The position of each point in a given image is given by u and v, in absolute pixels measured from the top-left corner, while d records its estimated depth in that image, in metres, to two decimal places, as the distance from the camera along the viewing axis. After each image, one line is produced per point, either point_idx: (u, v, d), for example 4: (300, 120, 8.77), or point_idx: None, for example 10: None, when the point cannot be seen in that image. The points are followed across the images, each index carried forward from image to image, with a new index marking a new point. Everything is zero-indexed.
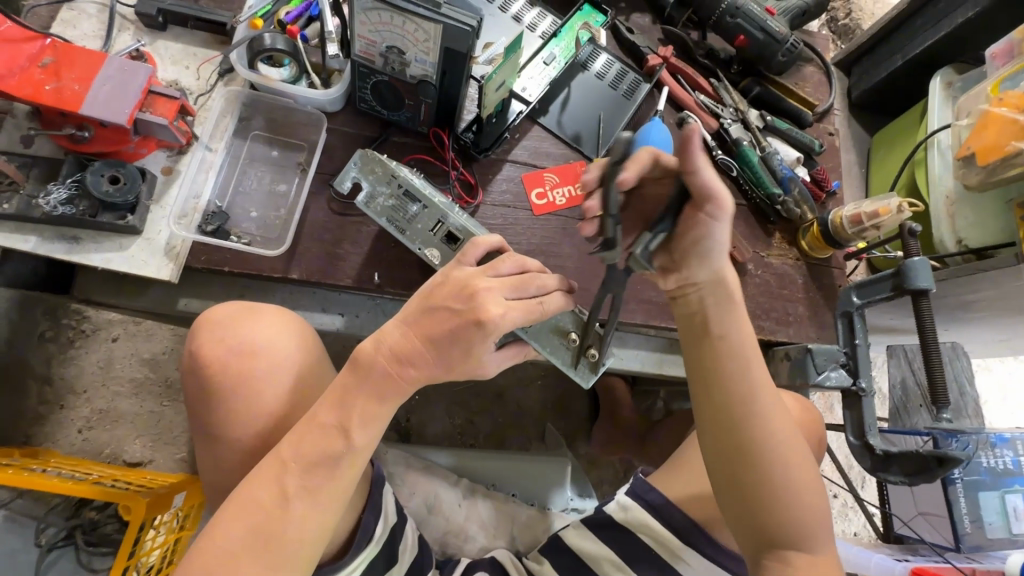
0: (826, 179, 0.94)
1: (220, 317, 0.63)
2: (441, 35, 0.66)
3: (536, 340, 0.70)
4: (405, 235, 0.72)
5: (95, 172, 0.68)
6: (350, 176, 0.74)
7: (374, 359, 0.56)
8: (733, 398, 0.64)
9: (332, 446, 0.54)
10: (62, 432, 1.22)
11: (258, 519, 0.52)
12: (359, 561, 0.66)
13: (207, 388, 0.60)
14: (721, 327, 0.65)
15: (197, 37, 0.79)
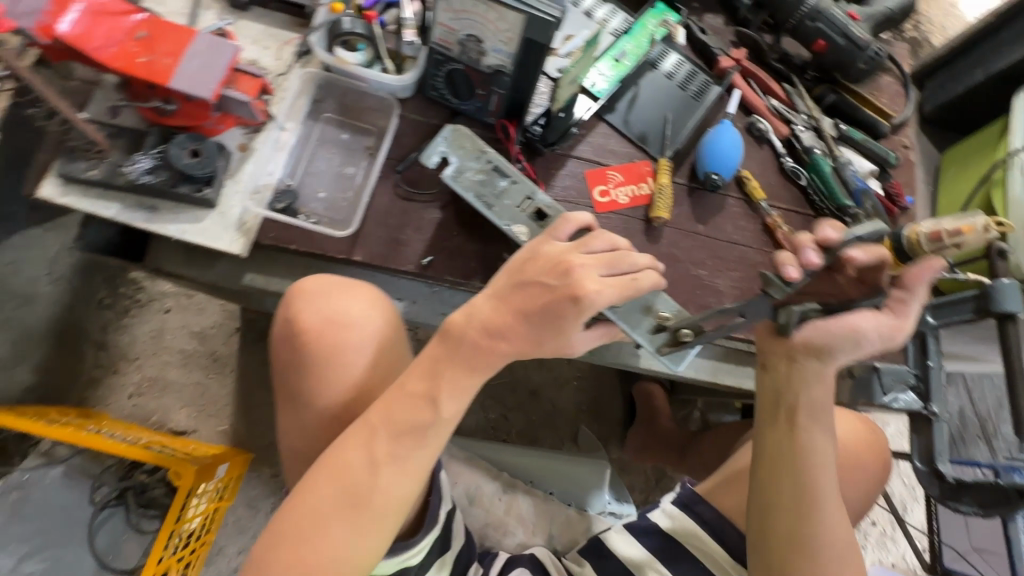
0: (899, 194, 0.90)
1: (313, 289, 0.64)
2: (523, 25, 0.66)
3: (623, 319, 0.71)
4: (493, 210, 0.76)
5: (178, 145, 0.69)
6: (439, 151, 0.79)
7: (465, 330, 0.58)
8: (800, 477, 0.65)
9: (420, 414, 0.56)
10: (113, 396, 1.26)
11: (343, 483, 0.54)
12: (428, 540, 0.67)
13: (300, 356, 0.62)
14: (811, 395, 0.66)
15: (277, 19, 0.81)
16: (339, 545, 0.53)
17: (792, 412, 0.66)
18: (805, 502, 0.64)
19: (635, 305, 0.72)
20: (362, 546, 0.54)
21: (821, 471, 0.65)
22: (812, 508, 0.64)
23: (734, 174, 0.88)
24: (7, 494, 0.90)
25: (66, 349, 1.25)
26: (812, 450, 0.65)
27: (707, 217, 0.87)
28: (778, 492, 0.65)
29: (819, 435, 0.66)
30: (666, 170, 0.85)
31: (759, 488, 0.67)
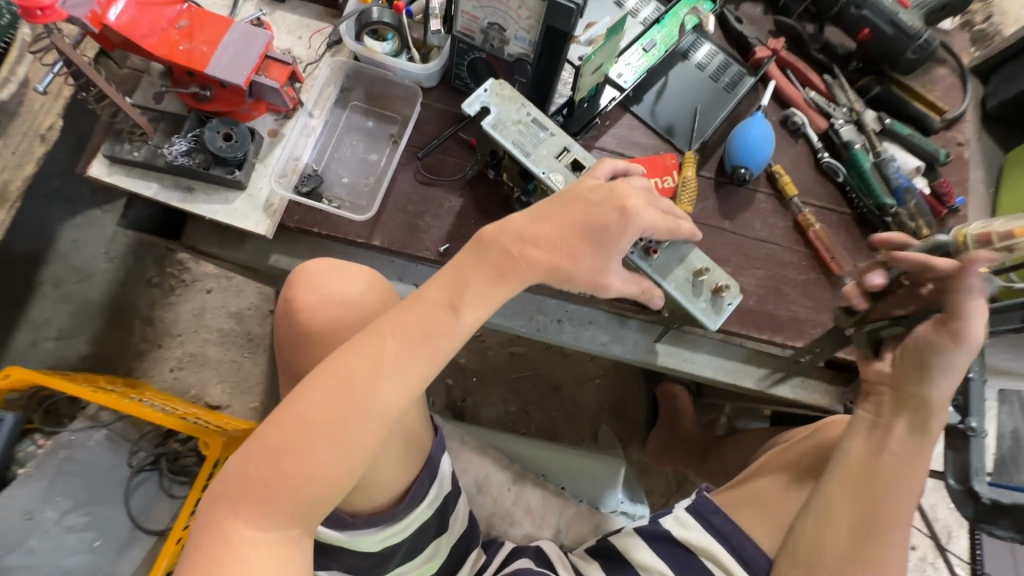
0: (948, 193, 0.83)
1: (311, 271, 0.66)
2: (544, 12, 0.66)
3: (659, 274, 0.71)
4: (529, 158, 0.71)
5: (212, 129, 0.73)
6: (480, 101, 0.71)
7: (496, 239, 0.57)
8: (888, 500, 0.70)
9: (442, 319, 0.54)
10: (156, 369, 1.34)
11: (344, 387, 0.51)
12: (412, 517, 0.71)
13: (302, 333, 0.64)
14: (924, 424, 0.68)
15: (311, 9, 0.83)
16: (322, 462, 0.51)
17: (892, 442, 0.70)
18: (880, 519, 0.69)
19: (677, 248, 0.72)
20: (345, 468, 0.52)
21: (901, 495, 0.70)
22: (886, 524, 0.69)
23: (765, 169, 0.85)
24: (54, 452, 0.96)
25: (118, 323, 1.35)
26: (899, 475, 0.70)
27: (734, 214, 0.84)
28: (864, 505, 0.70)
29: (910, 464, 0.70)
30: (692, 163, 0.82)
31: (828, 491, 0.71)
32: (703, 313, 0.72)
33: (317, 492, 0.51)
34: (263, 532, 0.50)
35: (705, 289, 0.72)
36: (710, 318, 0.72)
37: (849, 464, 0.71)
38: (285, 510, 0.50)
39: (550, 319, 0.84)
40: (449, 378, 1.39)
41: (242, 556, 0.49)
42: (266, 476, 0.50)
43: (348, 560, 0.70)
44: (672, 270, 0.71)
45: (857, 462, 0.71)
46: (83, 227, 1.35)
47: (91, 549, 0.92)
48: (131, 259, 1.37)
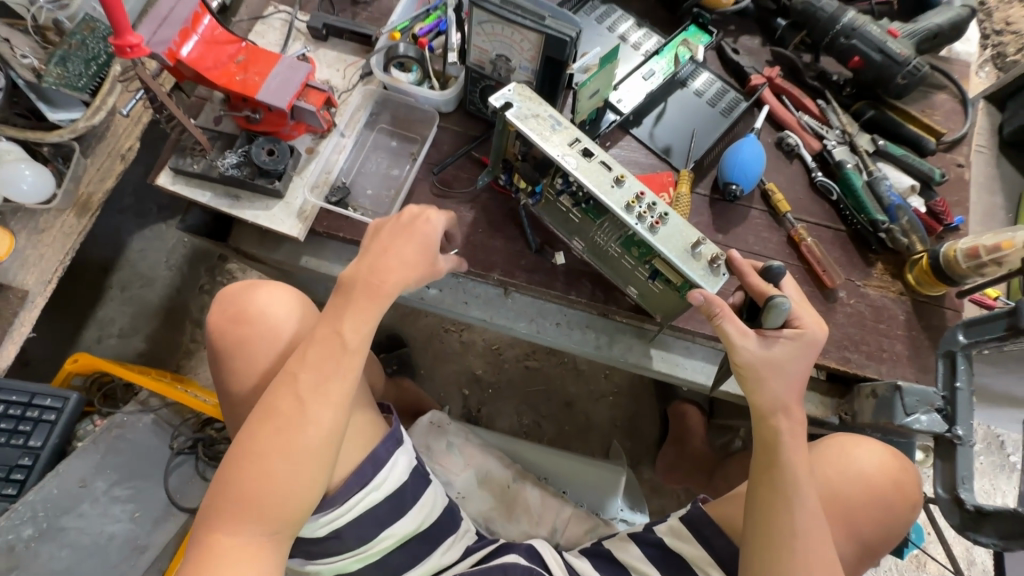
0: (945, 212, 0.86)
1: (236, 289, 0.78)
2: (544, 44, 0.75)
3: (665, 246, 0.68)
4: (547, 143, 0.70)
5: (258, 146, 0.85)
6: (505, 96, 0.72)
7: (354, 276, 0.65)
8: (788, 514, 0.62)
9: (334, 346, 0.61)
10: (202, 368, 1.47)
11: (279, 424, 0.58)
12: (357, 501, 0.72)
13: (217, 348, 0.76)
14: (781, 425, 0.64)
15: (349, 47, 0.96)
16: (279, 485, 0.57)
17: (778, 447, 0.64)
18: (788, 536, 0.61)
19: (677, 222, 0.69)
20: (300, 488, 0.58)
21: (806, 501, 0.62)
22: (791, 537, 0.61)
23: (758, 186, 0.90)
24: (109, 429, 1.06)
25: (171, 324, 1.49)
26: (790, 478, 0.63)
27: (728, 228, 0.88)
28: (768, 522, 0.62)
29: (798, 466, 0.63)
30: (687, 180, 0.87)
31: (752, 514, 0.63)
32: (706, 281, 0.67)
33: (281, 511, 0.58)
34: (242, 552, 0.56)
35: (703, 256, 0.68)
36: (712, 285, 0.67)
37: (754, 482, 0.64)
38: (262, 525, 0.57)
39: (550, 322, 0.90)
40: (465, 390, 1.44)
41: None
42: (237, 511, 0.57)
43: (302, 546, 0.73)
44: (670, 238, 0.68)
45: (753, 474, 0.65)
46: (150, 239, 1.53)
47: (131, 519, 1.03)
48: (188, 268, 1.53)
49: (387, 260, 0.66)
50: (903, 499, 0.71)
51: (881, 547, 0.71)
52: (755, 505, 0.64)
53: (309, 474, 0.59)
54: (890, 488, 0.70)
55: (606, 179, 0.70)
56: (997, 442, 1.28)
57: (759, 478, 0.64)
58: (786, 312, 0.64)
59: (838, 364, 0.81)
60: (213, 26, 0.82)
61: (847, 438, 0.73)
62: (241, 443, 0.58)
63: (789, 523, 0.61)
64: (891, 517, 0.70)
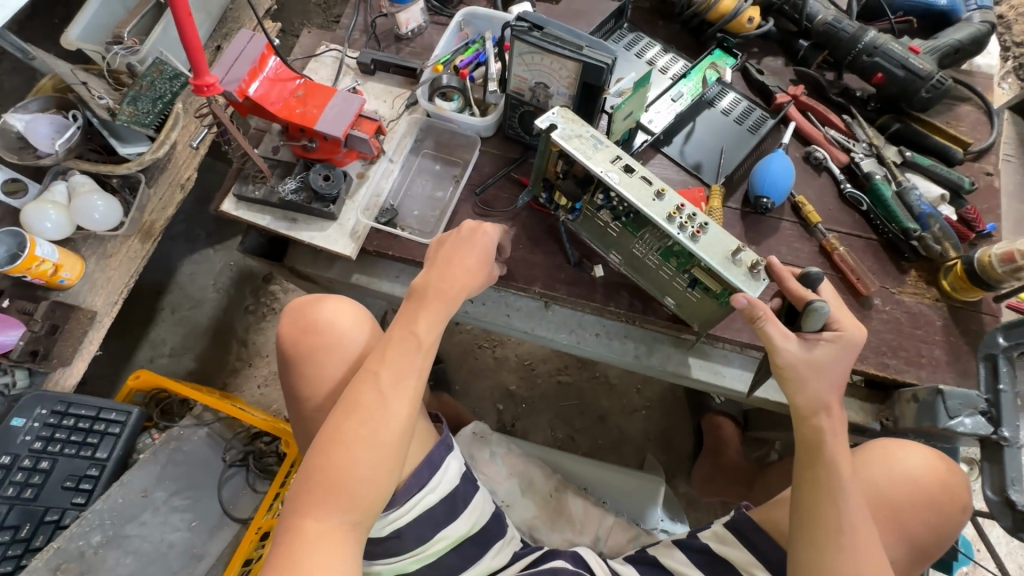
0: (977, 219, 0.88)
1: (301, 303, 0.84)
2: (581, 71, 0.80)
3: (708, 254, 0.71)
4: (590, 160, 0.75)
5: (316, 172, 0.92)
6: (550, 119, 0.77)
7: (425, 283, 0.72)
8: (834, 510, 0.63)
9: (409, 343, 0.68)
10: (247, 386, 1.54)
11: (363, 414, 0.64)
12: (414, 502, 0.76)
13: (287, 357, 0.82)
14: (825, 421, 0.67)
15: (395, 79, 1.04)
16: (364, 471, 0.62)
17: (820, 444, 0.66)
18: (835, 530, 0.62)
19: (717, 231, 0.72)
20: (382, 474, 0.63)
21: (851, 497, 0.64)
22: (838, 532, 0.62)
23: (789, 199, 0.93)
24: (167, 442, 1.11)
25: (218, 344, 1.57)
26: (836, 474, 0.64)
27: (760, 239, 0.91)
28: (814, 517, 0.63)
29: (841, 462, 0.65)
30: (719, 195, 0.91)
31: (798, 512, 0.65)
32: (748, 285, 0.70)
33: (366, 495, 0.62)
34: (330, 535, 0.60)
35: (743, 262, 0.70)
36: (753, 288, 0.69)
37: (798, 481, 0.66)
38: (347, 509, 0.61)
39: (590, 333, 0.93)
40: (500, 405, 1.47)
41: (319, 565, 0.58)
42: (326, 494, 0.61)
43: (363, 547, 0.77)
44: (711, 246, 0.71)
45: (796, 472, 0.67)
46: (199, 263, 1.62)
47: (188, 527, 1.09)
48: (233, 290, 1.61)
49: (452, 269, 0.73)
50: (952, 501, 0.71)
51: (933, 551, 0.72)
52: (800, 503, 0.65)
53: (390, 461, 0.64)
54: (937, 490, 0.71)
55: (647, 192, 0.74)
56: None
57: (803, 475, 0.66)
58: (825, 315, 0.66)
59: (877, 370, 0.82)
60: (276, 65, 0.90)
61: (891, 441, 0.74)
62: (327, 433, 0.63)
63: (835, 519, 0.63)
64: (940, 519, 0.70)
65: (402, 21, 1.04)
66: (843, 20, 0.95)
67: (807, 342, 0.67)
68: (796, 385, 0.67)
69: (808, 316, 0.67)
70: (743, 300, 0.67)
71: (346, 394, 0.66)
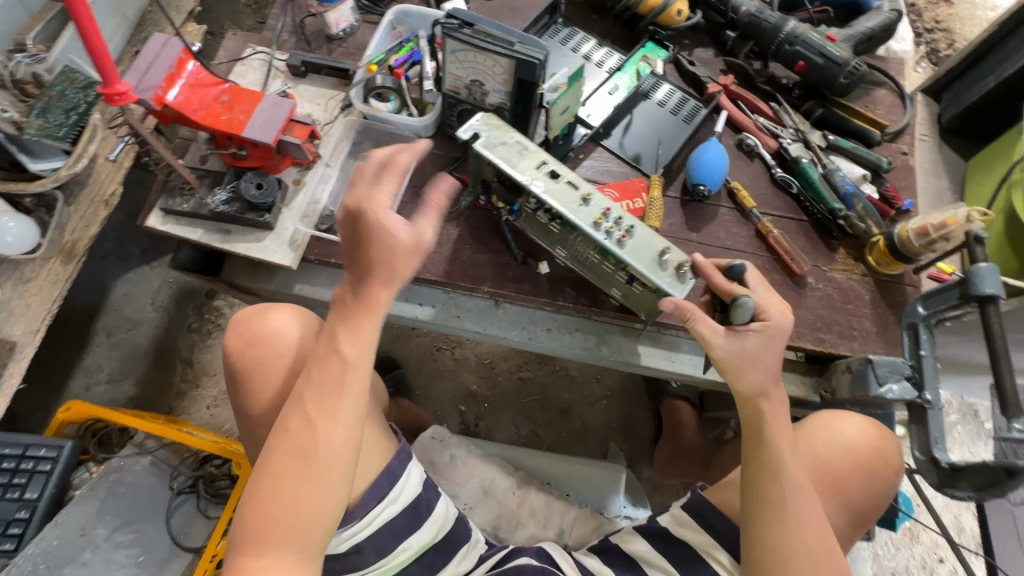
0: (896, 197, 0.93)
1: (245, 314, 0.81)
2: (514, 67, 0.80)
3: (632, 257, 0.73)
4: (516, 168, 0.75)
5: (247, 180, 0.88)
6: (472, 126, 0.78)
7: (344, 293, 0.66)
8: (779, 488, 0.66)
9: (331, 362, 0.64)
10: (195, 407, 1.47)
11: (294, 442, 0.62)
12: (372, 516, 0.75)
13: (233, 369, 0.79)
14: (766, 400, 0.69)
15: (328, 81, 1.01)
16: (303, 500, 0.61)
17: (761, 423, 0.69)
18: (779, 506, 0.65)
19: (643, 235, 0.75)
20: (326, 501, 0.62)
21: (794, 473, 0.66)
22: (784, 509, 0.65)
23: (724, 186, 0.96)
24: (106, 475, 1.06)
25: (161, 366, 1.48)
26: (778, 452, 0.67)
27: (700, 226, 0.94)
28: (760, 495, 0.66)
29: (785, 442, 0.68)
30: (658, 184, 0.94)
31: (748, 494, 0.67)
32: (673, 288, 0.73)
33: (308, 524, 0.61)
34: (278, 567, 0.60)
35: (670, 264, 0.73)
36: (678, 291, 0.72)
37: (748, 463, 0.68)
38: (291, 540, 0.61)
39: (541, 328, 0.94)
40: (462, 405, 1.46)
41: None
42: (268, 526, 0.60)
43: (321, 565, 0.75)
44: (638, 250, 0.74)
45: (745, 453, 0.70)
46: (133, 282, 1.53)
47: (136, 564, 1.02)
48: (174, 308, 1.53)
49: (375, 271, 0.64)
50: (887, 464, 0.75)
51: (871, 513, 0.76)
52: (749, 485, 0.68)
53: (333, 486, 0.62)
54: (873, 456, 0.75)
55: (574, 198, 0.75)
56: (971, 411, 1.36)
57: (750, 457, 0.68)
58: (751, 308, 0.69)
59: (814, 345, 0.86)
60: (197, 70, 0.86)
61: (830, 412, 0.78)
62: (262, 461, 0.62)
63: (780, 499, 0.65)
64: (877, 483, 0.75)
65: (332, 20, 1.02)
66: (765, 11, 0.98)
67: (735, 335, 0.69)
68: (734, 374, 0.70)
69: (735, 314, 0.70)
70: (671, 304, 0.69)
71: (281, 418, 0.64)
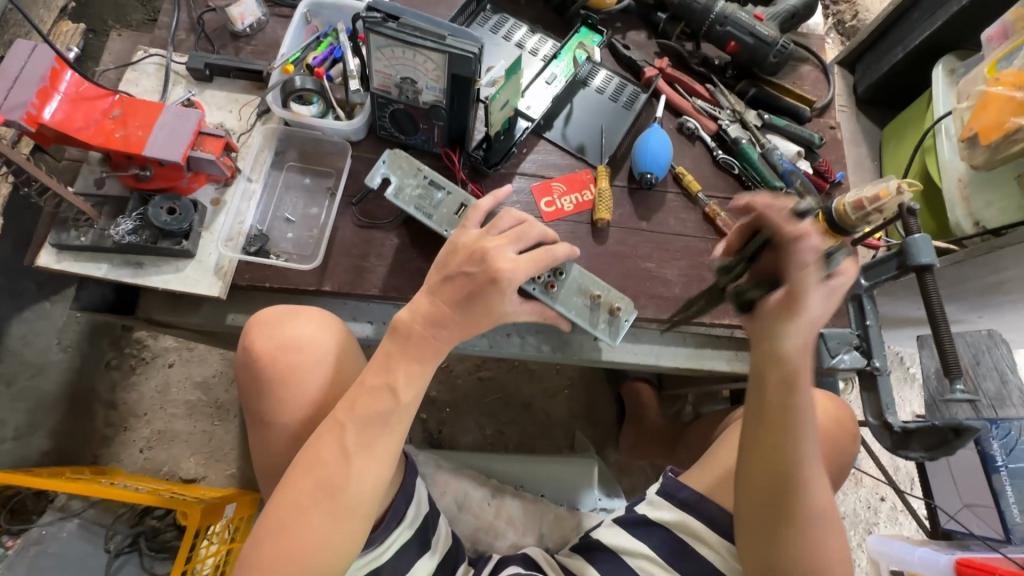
0: (829, 170, 0.96)
1: (266, 317, 0.61)
2: (448, 63, 0.74)
3: (564, 305, 0.81)
4: (433, 219, 0.82)
5: (155, 205, 0.78)
6: (380, 173, 0.84)
7: (411, 326, 0.57)
8: (803, 467, 0.64)
9: (381, 402, 0.55)
10: (125, 453, 1.32)
11: (320, 476, 0.53)
12: (391, 540, 0.66)
13: (254, 381, 0.60)
14: (773, 374, 0.64)
15: (238, 85, 0.90)
16: (318, 538, 0.52)
17: (762, 400, 0.65)
18: (802, 483, 0.64)
19: (572, 279, 0.82)
20: (340, 540, 0.53)
21: (802, 454, 0.64)
22: (804, 487, 0.64)
23: (669, 171, 0.95)
24: (25, 549, 0.95)
25: (79, 412, 1.33)
26: (785, 432, 0.64)
27: (650, 215, 0.93)
28: (753, 474, 0.66)
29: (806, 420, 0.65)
30: (605, 175, 0.92)
31: (776, 473, 0.65)
32: (603, 333, 0.82)
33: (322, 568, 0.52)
34: None
35: (603, 307, 0.82)
36: (610, 337, 0.82)
37: (777, 443, 0.64)
38: None
39: (501, 333, 0.90)
40: (422, 413, 1.42)
41: None
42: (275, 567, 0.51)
43: None
44: (569, 297, 0.81)
45: (776, 433, 0.64)
46: (32, 321, 1.30)
47: None
48: (87, 346, 1.36)
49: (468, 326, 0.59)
50: (845, 434, 0.78)
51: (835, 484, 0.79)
52: (776, 465, 0.65)
53: (353, 529, 0.53)
54: (839, 429, 0.78)
55: None
56: (898, 359, 1.47)
57: (779, 438, 0.64)
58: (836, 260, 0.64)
59: None
60: (76, 82, 0.75)
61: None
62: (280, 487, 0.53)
63: (804, 476, 0.64)
64: (840, 453, 0.78)
65: (235, 16, 0.92)
66: None
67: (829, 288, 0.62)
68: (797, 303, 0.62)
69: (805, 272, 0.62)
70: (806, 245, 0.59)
71: (308, 442, 0.55)
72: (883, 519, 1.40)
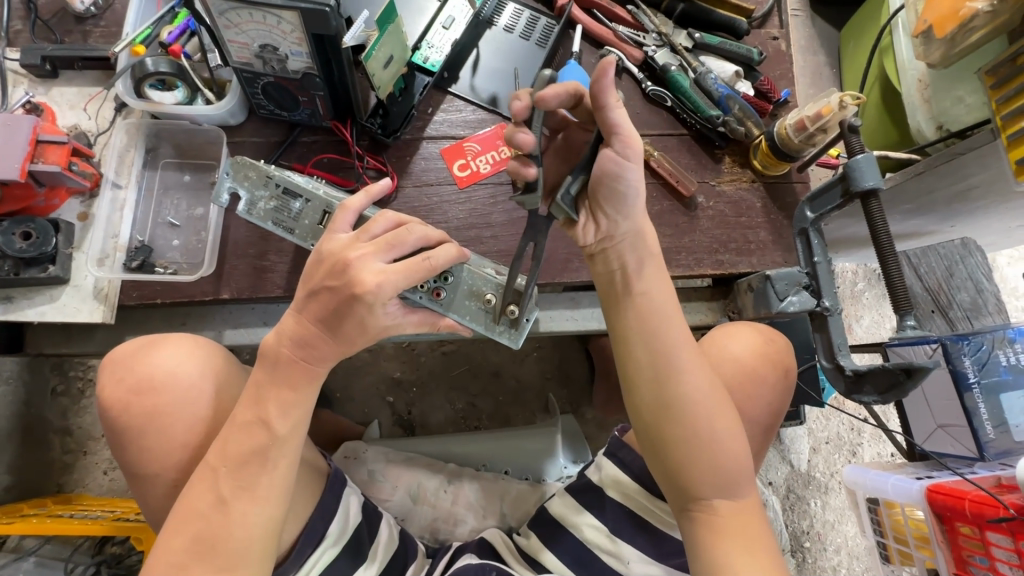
0: (772, 89, 0.87)
1: (122, 356, 0.62)
2: (303, 21, 0.63)
3: (457, 313, 0.72)
4: (296, 233, 0.71)
5: (6, 232, 0.69)
6: (226, 187, 0.71)
7: (278, 350, 0.55)
8: (680, 385, 0.60)
9: (255, 439, 0.53)
10: (90, 476, 1.29)
11: (201, 529, 0.51)
12: (310, 565, 0.65)
13: (116, 430, 0.59)
14: (629, 261, 0.63)
15: (89, 77, 0.79)
16: None
17: (626, 287, 0.63)
18: (683, 406, 0.60)
19: (459, 280, 0.72)
20: None
21: (674, 353, 0.61)
22: (686, 407, 0.60)
23: None
24: None
25: None
26: (662, 322, 0.62)
27: None
28: (639, 371, 0.62)
29: (678, 334, 0.62)
30: None
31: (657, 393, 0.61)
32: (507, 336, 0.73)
33: None
34: None
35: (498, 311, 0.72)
36: (513, 341, 0.72)
37: (650, 361, 0.62)
38: None
39: None
40: (389, 396, 1.37)
41: None
42: None
43: None
44: (457, 302, 0.72)
45: (647, 348, 0.62)
46: None
47: None
48: None
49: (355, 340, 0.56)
50: (777, 368, 0.72)
51: (778, 421, 0.75)
52: (648, 384, 0.62)
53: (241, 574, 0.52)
54: (771, 364, 0.72)
55: None
56: (875, 276, 1.41)
57: (646, 355, 0.62)
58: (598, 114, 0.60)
59: (715, 269, 0.82)
60: None
61: (722, 330, 0.74)
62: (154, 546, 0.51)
63: (683, 394, 0.60)
64: (779, 388, 0.73)
65: None
66: None
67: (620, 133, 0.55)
68: (625, 147, 0.56)
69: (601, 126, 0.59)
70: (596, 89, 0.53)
71: (184, 493, 0.53)
72: (867, 440, 1.38)
